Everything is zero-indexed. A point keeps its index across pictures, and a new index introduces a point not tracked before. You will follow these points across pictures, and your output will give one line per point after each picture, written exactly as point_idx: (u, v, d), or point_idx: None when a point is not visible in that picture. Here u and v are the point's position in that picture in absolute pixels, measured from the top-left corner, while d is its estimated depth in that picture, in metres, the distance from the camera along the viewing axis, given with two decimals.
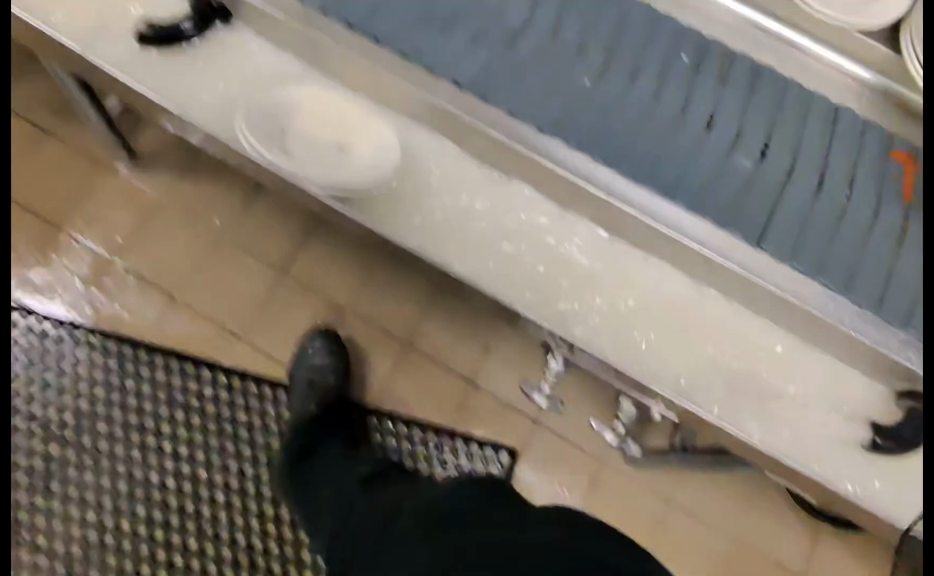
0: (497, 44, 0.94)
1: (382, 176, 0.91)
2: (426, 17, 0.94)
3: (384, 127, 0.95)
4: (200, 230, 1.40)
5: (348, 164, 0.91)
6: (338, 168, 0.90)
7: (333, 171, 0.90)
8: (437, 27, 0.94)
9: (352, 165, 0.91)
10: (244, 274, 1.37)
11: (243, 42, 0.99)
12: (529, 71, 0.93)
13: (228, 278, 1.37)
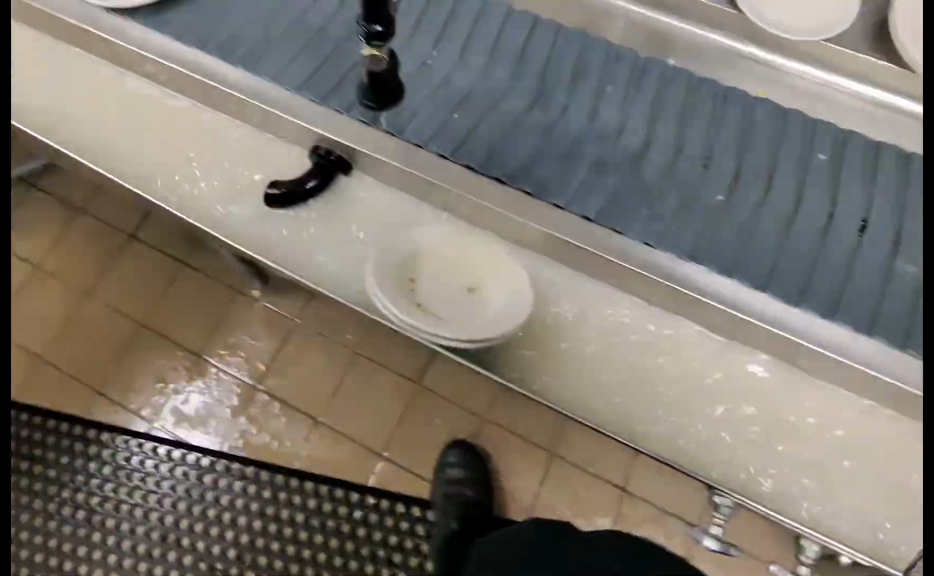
0: (619, 169, 0.91)
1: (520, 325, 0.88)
2: (547, 150, 0.92)
3: (512, 266, 0.93)
4: (337, 354, 1.45)
5: (493, 317, 0.88)
6: (483, 322, 0.87)
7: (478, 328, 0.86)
8: (560, 159, 0.91)
9: (496, 318, 0.88)
10: (384, 386, 1.42)
11: (366, 189, 1.00)
12: (658, 195, 0.89)
13: (366, 394, 1.42)
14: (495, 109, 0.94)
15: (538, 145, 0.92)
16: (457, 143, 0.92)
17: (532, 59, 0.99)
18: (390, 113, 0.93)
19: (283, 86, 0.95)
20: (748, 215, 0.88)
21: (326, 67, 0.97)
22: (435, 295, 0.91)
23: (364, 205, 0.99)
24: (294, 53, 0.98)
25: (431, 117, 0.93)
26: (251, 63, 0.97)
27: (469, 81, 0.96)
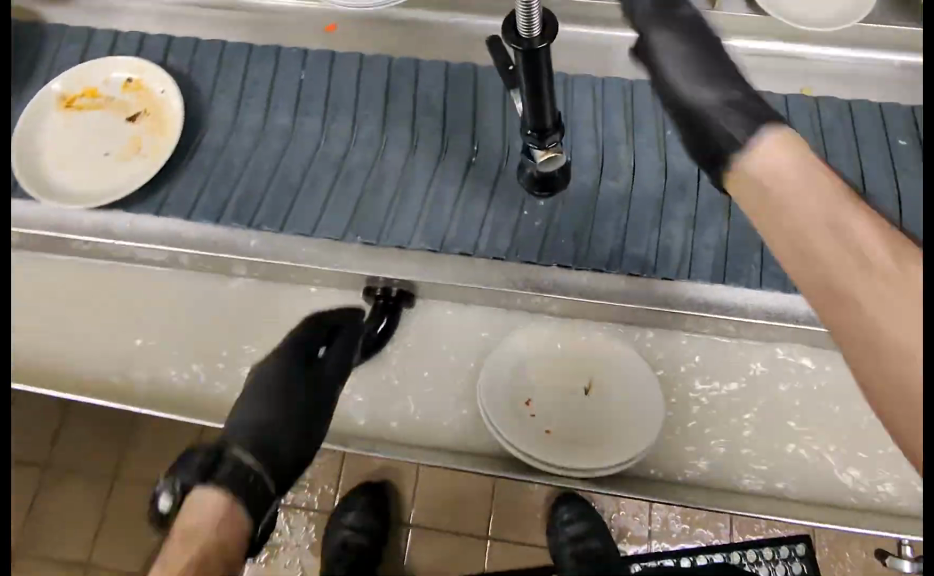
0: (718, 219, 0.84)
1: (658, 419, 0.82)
2: (631, 223, 0.84)
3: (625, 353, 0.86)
4: None
5: (630, 432, 0.81)
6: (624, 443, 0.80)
7: (618, 453, 0.79)
8: (649, 231, 0.84)
9: (632, 428, 0.81)
10: None
11: (439, 315, 0.91)
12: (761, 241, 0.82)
13: None
14: (565, 191, 0.85)
15: (625, 218, 0.84)
16: (544, 243, 0.83)
17: (578, 123, 0.90)
18: (461, 231, 0.83)
19: (333, 234, 0.83)
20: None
21: (370, 197, 0.84)
22: (560, 418, 0.84)
23: (445, 333, 0.90)
24: (328, 189, 0.85)
25: (505, 220, 0.84)
26: (286, 216, 0.84)
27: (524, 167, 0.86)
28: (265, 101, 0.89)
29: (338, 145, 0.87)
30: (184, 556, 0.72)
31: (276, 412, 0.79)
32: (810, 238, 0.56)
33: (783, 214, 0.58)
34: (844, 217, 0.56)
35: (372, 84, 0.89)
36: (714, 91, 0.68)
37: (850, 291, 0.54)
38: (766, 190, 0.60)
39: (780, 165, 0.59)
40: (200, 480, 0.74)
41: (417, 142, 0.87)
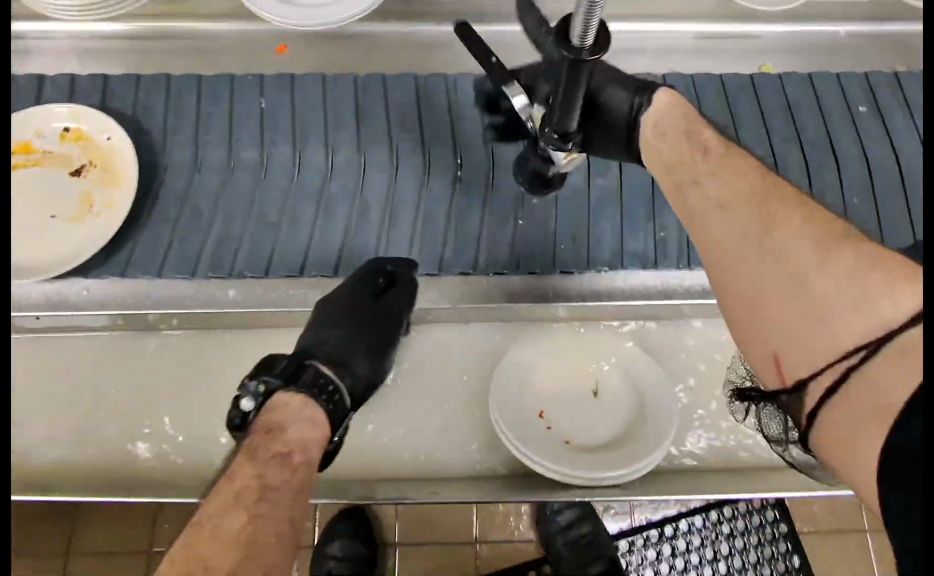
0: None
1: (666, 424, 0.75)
2: (624, 220, 0.83)
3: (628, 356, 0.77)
4: None
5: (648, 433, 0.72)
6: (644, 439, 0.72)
7: (642, 447, 0.71)
8: (643, 224, 0.82)
9: (645, 428, 0.73)
10: None
11: None
12: None
13: None
14: (557, 195, 0.83)
15: (621, 216, 0.83)
16: (546, 249, 0.81)
17: None
18: (459, 249, 0.80)
19: (324, 272, 0.78)
20: (846, 192, 0.84)
21: (358, 228, 0.80)
22: (574, 424, 0.75)
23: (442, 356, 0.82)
24: (311, 225, 0.79)
25: (503, 233, 0.81)
26: (271, 260, 0.78)
27: (512, 175, 0.82)
28: (225, 135, 0.82)
29: (315, 176, 0.81)
30: (252, 468, 0.62)
31: (356, 335, 0.75)
32: (695, 177, 0.61)
33: (670, 158, 0.65)
34: (728, 162, 0.60)
35: (339, 104, 0.84)
36: (617, 92, 0.69)
37: (712, 212, 0.57)
38: (652, 144, 0.67)
39: (663, 123, 0.67)
40: (284, 383, 0.69)
41: (398, 163, 0.82)
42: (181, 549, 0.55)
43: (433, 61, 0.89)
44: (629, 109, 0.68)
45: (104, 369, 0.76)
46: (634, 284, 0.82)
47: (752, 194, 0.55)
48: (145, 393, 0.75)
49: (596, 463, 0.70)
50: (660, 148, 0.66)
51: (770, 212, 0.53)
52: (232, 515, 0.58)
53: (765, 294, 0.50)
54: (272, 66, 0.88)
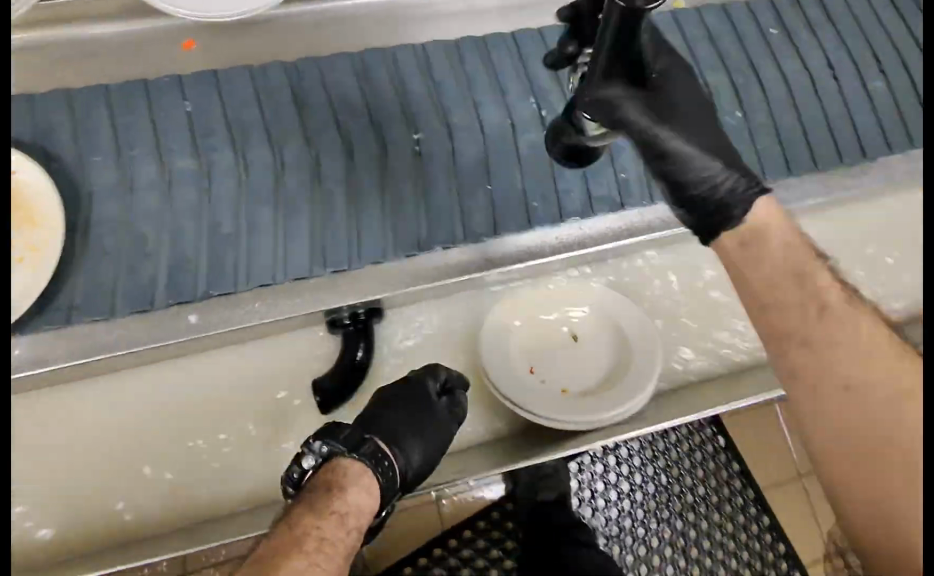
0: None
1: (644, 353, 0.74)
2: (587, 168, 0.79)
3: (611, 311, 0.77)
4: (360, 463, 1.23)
5: (635, 372, 0.72)
6: (632, 376, 0.72)
7: (630, 384, 0.71)
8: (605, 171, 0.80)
9: (635, 366, 0.72)
10: None
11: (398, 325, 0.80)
12: None
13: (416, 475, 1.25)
14: (518, 153, 0.79)
15: (583, 165, 0.80)
16: (519, 211, 0.77)
17: (506, 77, 0.82)
18: (430, 230, 0.75)
19: (298, 275, 0.72)
20: (773, 110, 0.88)
21: (325, 223, 0.74)
22: (567, 371, 0.74)
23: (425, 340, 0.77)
24: (273, 228, 0.73)
25: (474, 201, 0.77)
26: (236, 274, 0.71)
27: (471, 140, 0.78)
28: (152, 148, 0.74)
29: (265, 176, 0.74)
30: (315, 519, 0.56)
31: (412, 417, 0.64)
32: (826, 337, 0.48)
33: (773, 282, 0.50)
34: (867, 324, 0.48)
35: (272, 95, 0.77)
36: (709, 149, 0.57)
37: (832, 380, 0.47)
38: (770, 253, 0.51)
39: (763, 224, 0.53)
40: (349, 449, 0.61)
41: (352, 148, 0.76)
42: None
43: (356, 36, 0.86)
44: (708, 179, 0.56)
45: (79, 429, 0.70)
46: (594, 231, 0.79)
47: (908, 392, 0.46)
48: (133, 442, 0.70)
49: (593, 405, 0.69)
50: (754, 255, 0.52)
51: (922, 405, 0.45)
52: (294, 561, 0.52)
53: (917, 507, 0.43)
54: (181, 66, 0.82)
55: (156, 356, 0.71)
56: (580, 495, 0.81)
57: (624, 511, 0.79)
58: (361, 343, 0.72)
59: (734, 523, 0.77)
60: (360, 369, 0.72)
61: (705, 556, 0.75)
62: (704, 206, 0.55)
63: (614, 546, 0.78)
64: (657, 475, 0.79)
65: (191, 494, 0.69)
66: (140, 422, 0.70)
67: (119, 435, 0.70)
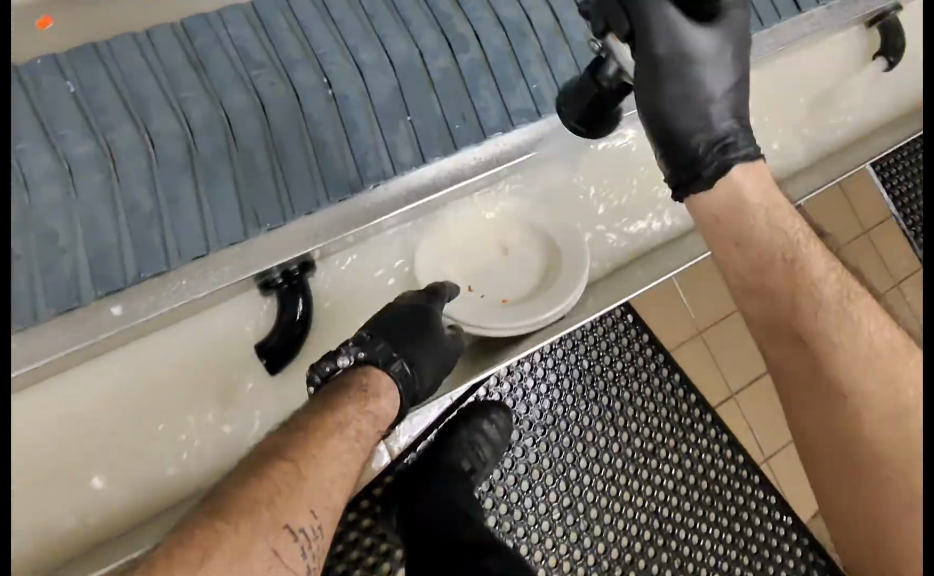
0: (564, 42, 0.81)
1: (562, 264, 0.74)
2: (500, 83, 0.78)
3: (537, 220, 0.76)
4: None
5: (566, 273, 0.72)
6: (564, 278, 0.72)
7: (561, 282, 0.72)
8: (518, 81, 0.79)
9: (565, 268, 0.73)
10: None
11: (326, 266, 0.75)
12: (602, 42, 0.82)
13: None
14: (430, 80, 0.77)
15: (496, 80, 0.78)
16: (441, 137, 0.75)
17: (404, 5, 0.79)
18: (358, 171, 0.72)
19: (233, 241, 0.68)
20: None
21: (250, 181, 0.70)
22: (500, 278, 0.75)
23: (369, 277, 0.75)
24: (196, 197, 0.68)
25: (397, 135, 0.74)
26: (166, 251, 0.67)
27: (382, 76, 0.75)
28: (43, 137, 0.67)
29: (176, 145, 0.69)
30: (355, 411, 0.60)
31: (434, 345, 0.66)
32: (823, 338, 0.55)
33: (753, 247, 0.58)
34: (867, 327, 0.55)
35: (166, 61, 0.72)
36: (721, 101, 0.59)
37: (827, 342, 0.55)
38: (751, 229, 0.57)
39: (747, 196, 0.58)
40: (380, 359, 0.64)
41: (263, 101, 0.72)
42: (289, 464, 0.55)
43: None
44: (709, 135, 0.58)
45: (30, 442, 0.66)
46: (506, 143, 0.77)
47: (896, 384, 0.54)
48: (94, 442, 0.67)
49: (526, 309, 0.71)
50: (739, 240, 0.58)
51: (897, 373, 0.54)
52: (331, 441, 0.58)
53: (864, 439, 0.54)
54: (43, 45, 0.75)
55: (92, 352, 0.67)
56: (511, 397, 0.89)
57: (554, 399, 0.89)
58: (299, 300, 0.69)
59: (647, 380, 0.95)
60: (304, 324, 0.69)
61: (626, 419, 0.92)
62: (685, 154, 0.59)
63: (551, 430, 0.88)
64: (579, 360, 0.91)
65: (163, 479, 0.67)
66: (93, 421, 0.67)
67: (75, 437, 0.67)
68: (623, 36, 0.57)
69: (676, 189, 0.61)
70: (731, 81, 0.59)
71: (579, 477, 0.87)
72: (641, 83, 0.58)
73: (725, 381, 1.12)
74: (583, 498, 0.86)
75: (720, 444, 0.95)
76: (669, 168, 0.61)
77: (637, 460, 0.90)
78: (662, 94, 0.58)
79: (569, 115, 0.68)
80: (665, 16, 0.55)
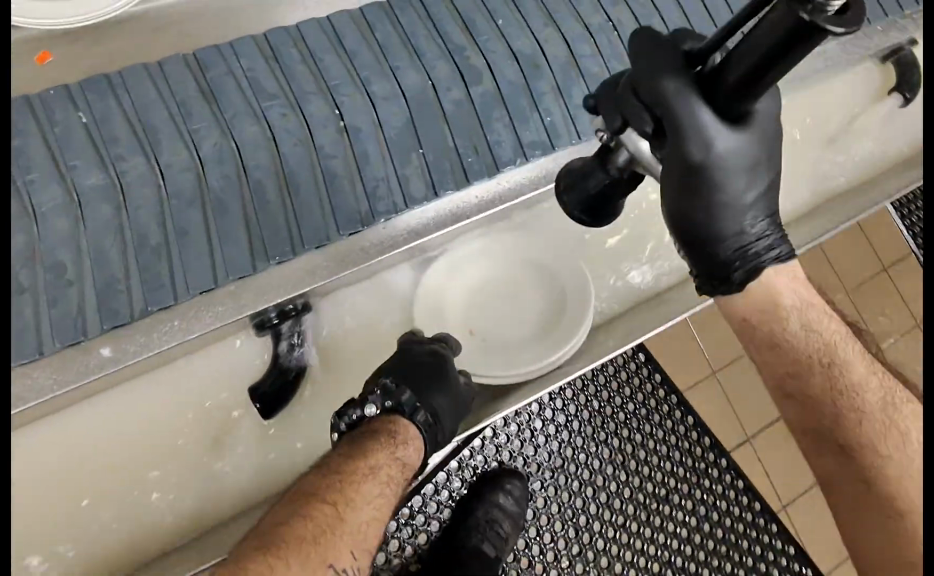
0: (577, 72, 0.80)
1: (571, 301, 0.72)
2: (513, 116, 0.77)
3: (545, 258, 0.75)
4: None
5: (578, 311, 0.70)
6: (577, 318, 0.70)
7: (574, 321, 0.70)
8: (531, 113, 0.78)
9: (576, 306, 0.71)
10: None
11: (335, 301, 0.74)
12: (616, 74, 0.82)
13: None
14: (443, 112, 0.76)
15: (509, 112, 0.77)
16: (453, 169, 0.74)
17: (418, 37, 0.79)
18: (369, 204, 0.71)
19: (241, 275, 0.67)
20: (691, 21, 0.86)
21: (260, 213, 0.69)
22: (500, 319, 0.73)
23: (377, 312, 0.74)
24: (205, 231, 0.68)
25: (409, 168, 0.73)
26: (173, 285, 0.66)
27: (394, 108, 0.75)
28: (52, 168, 0.67)
29: (186, 177, 0.69)
30: (386, 457, 0.61)
31: (455, 391, 0.65)
32: (870, 448, 0.55)
33: (787, 353, 0.56)
34: (914, 434, 0.56)
35: (179, 93, 0.72)
36: (757, 203, 0.49)
37: (831, 351, 0.56)
38: (782, 333, 0.55)
39: (777, 292, 0.53)
40: (402, 406, 0.63)
41: (275, 134, 0.71)
42: (329, 505, 0.58)
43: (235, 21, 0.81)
44: (742, 239, 0.50)
45: (33, 480, 0.65)
46: (510, 181, 0.76)
47: (888, 399, 0.57)
48: (95, 479, 0.66)
49: (535, 354, 0.69)
50: (775, 343, 0.56)
51: (885, 387, 0.57)
52: (366, 487, 0.60)
53: (874, 435, 0.55)
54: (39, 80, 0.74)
55: (94, 388, 0.66)
56: (519, 438, 0.92)
57: (563, 441, 0.92)
58: (293, 342, 0.67)
59: (659, 422, 0.97)
60: (299, 370, 0.68)
61: (637, 462, 0.94)
62: (713, 255, 0.50)
63: (560, 474, 0.91)
64: (590, 401, 0.95)
65: (166, 517, 0.66)
66: (92, 459, 0.66)
67: (76, 474, 0.66)
68: (644, 134, 0.45)
69: (707, 290, 0.53)
70: (765, 180, 0.49)
71: (589, 524, 0.90)
72: (671, 190, 0.48)
73: (739, 424, 1.10)
74: (593, 545, 0.89)
75: (734, 489, 0.96)
76: (695, 264, 0.52)
77: (649, 506, 0.92)
78: (695, 202, 0.48)
79: (568, 203, 0.56)
80: (698, 122, 0.43)
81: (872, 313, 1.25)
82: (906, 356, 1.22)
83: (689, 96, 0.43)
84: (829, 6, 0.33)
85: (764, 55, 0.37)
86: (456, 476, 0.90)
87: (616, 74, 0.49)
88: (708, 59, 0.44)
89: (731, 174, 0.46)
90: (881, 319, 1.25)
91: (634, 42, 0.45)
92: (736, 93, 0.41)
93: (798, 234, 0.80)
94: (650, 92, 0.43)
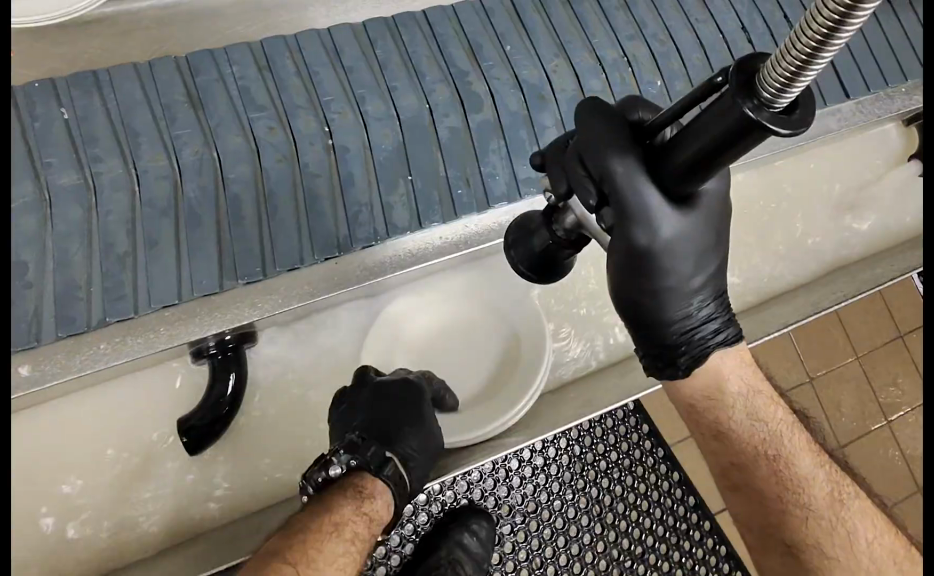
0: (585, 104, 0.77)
1: (529, 340, 0.72)
2: (511, 150, 0.74)
3: (518, 301, 0.75)
4: None
5: (535, 350, 0.71)
6: (535, 359, 0.71)
7: (534, 360, 0.71)
8: (530, 149, 0.75)
9: (535, 344, 0.72)
10: None
11: (312, 333, 0.74)
12: None
13: None
14: (438, 139, 0.73)
15: (506, 145, 0.74)
16: (442, 202, 0.71)
17: (420, 57, 0.76)
18: (350, 230, 0.69)
19: (206, 292, 0.65)
20: (711, 62, 0.83)
21: (233, 229, 0.67)
22: (464, 369, 0.75)
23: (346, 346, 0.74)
24: (175, 242, 0.66)
25: (395, 196, 0.71)
26: (135, 297, 0.64)
27: (386, 130, 0.72)
28: (26, 162, 0.65)
29: (163, 183, 0.67)
30: (352, 512, 0.59)
31: (424, 437, 0.66)
32: (816, 548, 0.53)
33: (746, 441, 0.55)
34: (859, 530, 0.54)
35: (164, 95, 0.70)
36: (703, 287, 0.50)
37: (783, 445, 0.55)
38: (725, 422, 0.54)
39: (728, 381, 0.53)
40: (368, 459, 0.63)
41: (259, 147, 0.69)
42: (291, 564, 0.53)
43: (222, 30, 0.81)
44: (687, 323, 0.50)
45: None
46: (482, 224, 0.73)
47: (833, 495, 0.55)
48: (50, 487, 0.67)
49: (502, 406, 0.69)
50: (720, 433, 0.55)
51: (836, 480, 0.56)
52: (329, 544, 0.56)
53: (824, 533, 0.53)
54: (21, 78, 0.76)
55: (51, 393, 0.67)
56: (493, 478, 0.89)
57: (538, 486, 0.89)
58: (230, 373, 0.67)
59: (642, 476, 0.93)
60: (234, 401, 0.67)
61: (614, 516, 0.90)
62: (657, 336, 0.51)
63: (532, 519, 0.89)
64: (570, 446, 0.91)
65: (123, 532, 0.67)
66: (45, 466, 0.67)
67: (37, 475, 0.66)
68: (589, 207, 0.46)
69: (652, 370, 0.53)
70: (710, 265, 0.49)
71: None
72: (620, 271, 0.48)
73: None
74: None
75: (715, 555, 0.93)
76: (642, 341, 0.52)
77: (622, 563, 0.89)
78: (643, 285, 0.48)
79: (515, 260, 0.56)
80: (646, 203, 0.44)
81: (882, 382, 1.21)
82: (912, 432, 1.19)
83: (637, 179, 0.43)
84: (774, 104, 0.32)
85: (714, 143, 0.36)
86: (422, 511, 0.87)
87: (565, 137, 0.49)
88: (657, 135, 0.44)
89: (678, 258, 0.47)
90: (889, 386, 1.21)
91: (581, 115, 0.46)
92: (683, 177, 0.41)
93: (795, 306, 0.78)
94: (598, 167, 0.44)
